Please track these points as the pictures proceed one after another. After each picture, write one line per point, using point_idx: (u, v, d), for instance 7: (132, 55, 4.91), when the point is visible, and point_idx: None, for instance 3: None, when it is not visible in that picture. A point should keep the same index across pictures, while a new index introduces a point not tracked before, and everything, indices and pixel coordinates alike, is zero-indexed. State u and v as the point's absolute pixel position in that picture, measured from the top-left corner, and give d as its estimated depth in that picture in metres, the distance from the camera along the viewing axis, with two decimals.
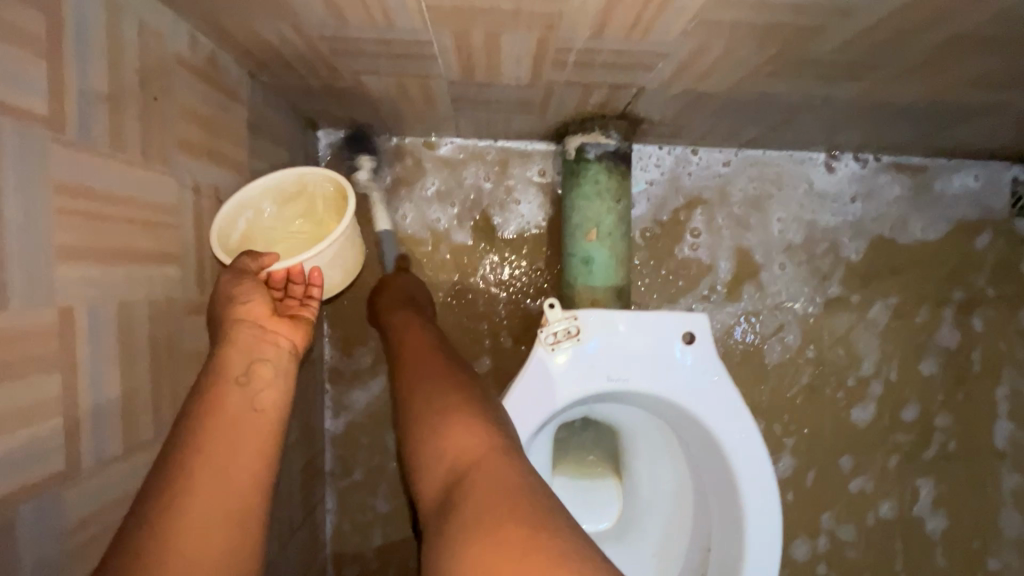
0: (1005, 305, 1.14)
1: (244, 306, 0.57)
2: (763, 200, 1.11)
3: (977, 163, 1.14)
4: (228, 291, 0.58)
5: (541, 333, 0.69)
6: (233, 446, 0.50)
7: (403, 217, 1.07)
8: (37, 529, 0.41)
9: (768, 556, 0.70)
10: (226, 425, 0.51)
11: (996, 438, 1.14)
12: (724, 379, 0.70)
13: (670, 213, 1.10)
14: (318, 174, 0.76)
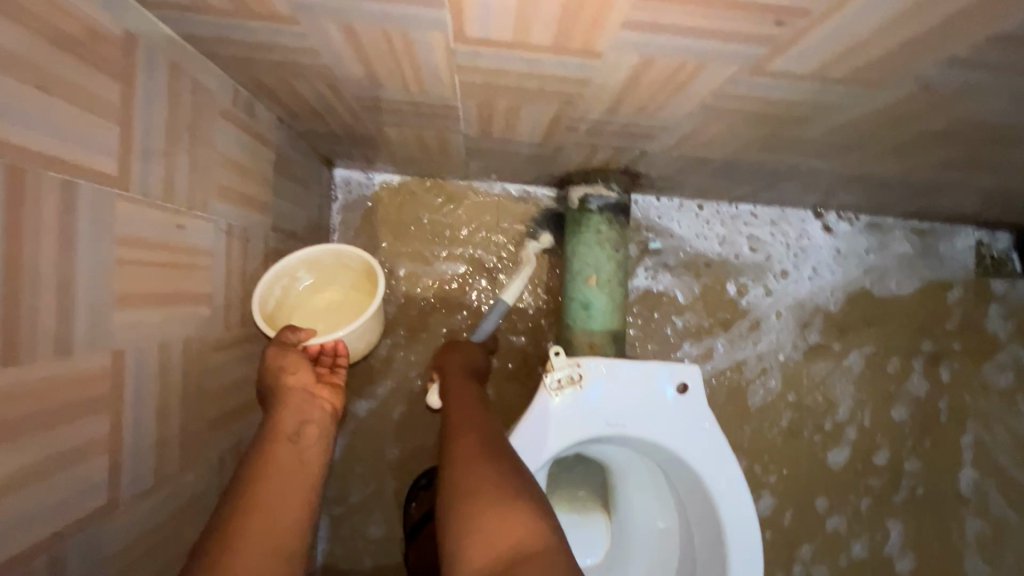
0: (970, 359, 1.22)
1: (293, 376, 0.67)
2: (808, 248, 1.19)
3: (975, 228, 1.24)
4: (279, 361, 0.67)
5: (546, 378, 0.73)
6: (279, 479, 0.56)
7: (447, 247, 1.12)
8: (81, 561, 0.44)
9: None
10: (276, 465, 0.57)
11: (960, 485, 1.21)
12: (715, 428, 0.75)
13: (717, 256, 1.17)
14: (354, 254, 0.82)
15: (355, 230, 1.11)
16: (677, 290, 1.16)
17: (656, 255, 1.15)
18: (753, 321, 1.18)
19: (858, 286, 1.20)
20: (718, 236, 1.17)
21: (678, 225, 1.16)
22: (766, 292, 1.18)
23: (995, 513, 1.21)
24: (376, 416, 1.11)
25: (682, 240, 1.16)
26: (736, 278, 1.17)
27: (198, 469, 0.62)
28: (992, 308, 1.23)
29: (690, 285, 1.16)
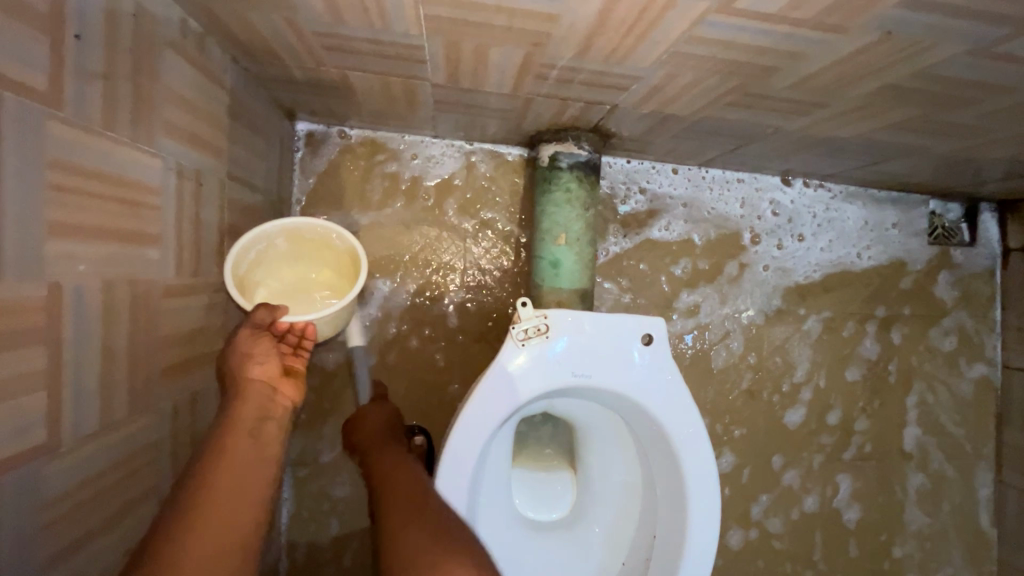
0: (918, 324, 1.27)
1: (259, 366, 0.66)
2: (838, 219, 1.24)
3: (934, 200, 1.29)
4: (245, 349, 0.67)
5: (513, 329, 0.73)
6: (241, 469, 0.57)
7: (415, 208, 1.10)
8: (17, 501, 0.42)
9: (703, 551, 0.76)
10: (236, 461, 0.57)
11: (905, 442, 1.27)
12: (677, 379, 0.76)
13: (738, 218, 1.21)
14: (340, 236, 0.80)
15: (318, 187, 1.08)
16: (693, 233, 1.19)
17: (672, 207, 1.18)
18: (743, 263, 1.21)
19: (817, 253, 1.24)
20: (738, 199, 1.20)
21: (697, 185, 1.19)
22: (779, 246, 1.22)
23: (935, 468, 1.28)
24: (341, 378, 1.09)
25: (701, 196, 1.19)
26: (751, 228, 1.21)
27: (148, 419, 0.60)
28: (942, 275, 1.28)
29: (707, 230, 1.20)
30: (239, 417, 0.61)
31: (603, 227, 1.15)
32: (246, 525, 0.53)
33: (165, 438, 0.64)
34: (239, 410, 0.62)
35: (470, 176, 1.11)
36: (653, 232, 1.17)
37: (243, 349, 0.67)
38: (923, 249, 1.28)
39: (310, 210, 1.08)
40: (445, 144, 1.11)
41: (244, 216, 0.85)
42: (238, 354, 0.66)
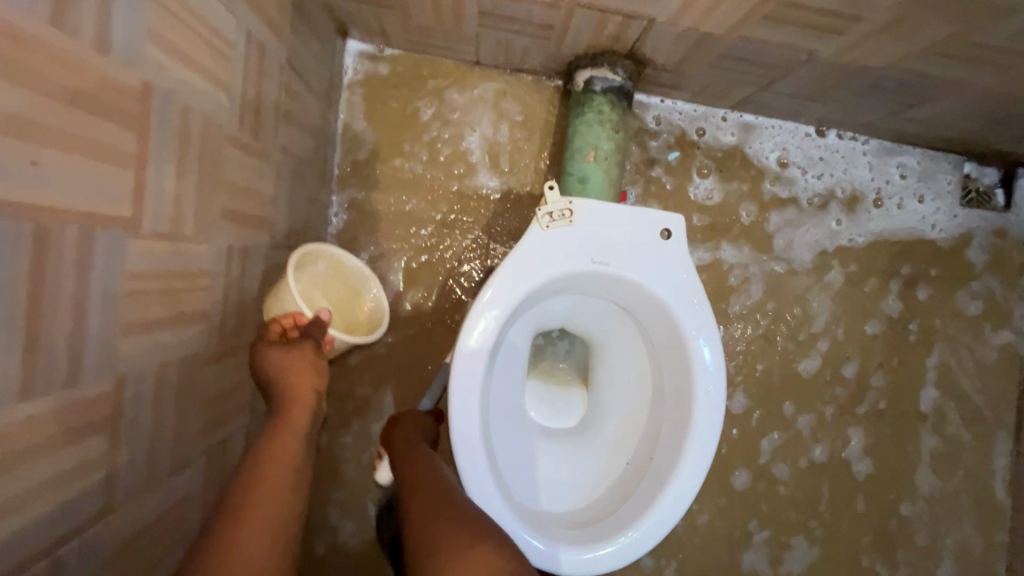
0: (944, 285, 1.27)
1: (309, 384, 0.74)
2: (959, 189, 1.27)
3: (969, 162, 1.28)
4: (300, 363, 0.74)
5: (539, 212, 0.77)
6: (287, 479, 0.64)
7: (453, 129, 1.16)
8: (106, 257, 0.48)
9: (707, 444, 0.80)
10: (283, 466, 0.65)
11: (922, 403, 1.27)
12: (692, 275, 0.79)
13: (867, 180, 1.25)
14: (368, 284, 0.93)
15: (361, 104, 1.14)
16: (814, 181, 1.24)
17: (809, 165, 1.23)
18: (822, 198, 1.24)
19: (847, 207, 1.24)
20: (868, 164, 1.25)
21: (835, 151, 1.24)
22: (899, 205, 1.26)
23: (951, 432, 1.27)
24: (452, 298, 1.16)
25: (839, 161, 1.24)
26: (877, 190, 1.25)
27: (209, 248, 0.66)
28: (974, 239, 1.27)
29: (837, 188, 1.24)
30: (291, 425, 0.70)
31: (689, 166, 1.20)
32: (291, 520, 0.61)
33: (220, 275, 0.70)
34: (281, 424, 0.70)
35: (506, 105, 1.16)
36: (799, 188, 1.24)
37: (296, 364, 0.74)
38: (955, 214, 1.27)
39: (353, 124, 1.14)
40: (483, 71, 1.16)
41: (299, 109, 0.91)
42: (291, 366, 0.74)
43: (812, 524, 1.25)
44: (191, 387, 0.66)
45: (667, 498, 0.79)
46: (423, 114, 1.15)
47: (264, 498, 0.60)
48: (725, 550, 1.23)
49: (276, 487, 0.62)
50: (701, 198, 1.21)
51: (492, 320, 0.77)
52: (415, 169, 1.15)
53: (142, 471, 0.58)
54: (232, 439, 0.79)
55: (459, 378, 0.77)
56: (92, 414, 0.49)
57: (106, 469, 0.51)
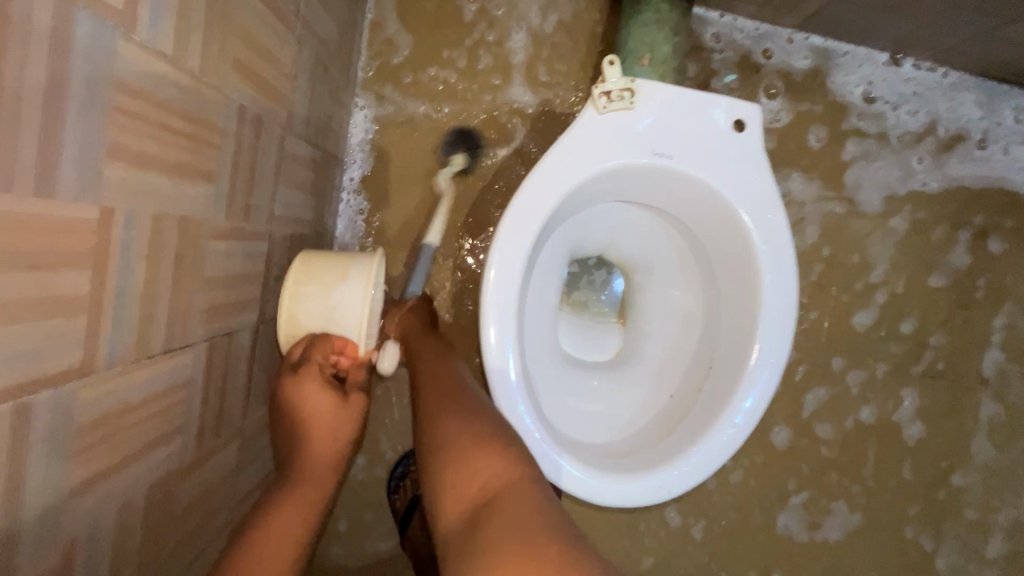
0: (1019, 239, 1.15)
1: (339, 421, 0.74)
2: None
3: None
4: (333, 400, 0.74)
5: (595, 91, 0.66)
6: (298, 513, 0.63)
7: (490, 36, 1.06)
8: (89, 50, 0.39)
9: (772, 372, 0.70)
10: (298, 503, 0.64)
11: (984, 367, 1.16)
12: (766, 175, 0.69)
13: (975, 120, 1.13)
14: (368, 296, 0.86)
15: (391, 3, 1.04)
16: (913, 116, 1.12)
17: (900, 100, 1.12)
18: (923, 128, 1.13)
19: (918, 147, 1.13)
20: (979, 102, 1.13)
21: (945, 87, 1.12)
22: (1005, 151, 1.14)
23: (1013, 400, 1.17)
24: (490, 220, 1.07)
25: (939, 96, 1.12)
26: (985, 131, 1.13)
27: (218, 100, 0.57)
28: None
29: (942, 127, 1.13)
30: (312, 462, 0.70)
31: (756, 86, 1.10)
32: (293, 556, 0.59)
33: (230, 135, 0.61)
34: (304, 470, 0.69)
35: (549, 12, 1.06)
36: (889, 123, 1.12)
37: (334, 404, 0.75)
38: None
39: (382, 25, 1.04)
40: None
41: None
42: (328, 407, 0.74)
43: (854, 489, 1.16)
44: (193, 257, 0.58)
45: (723, 430, 0.70)
46: (458, 18, 1.05)
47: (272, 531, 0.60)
48: (759, 511, 1.15)
49: (287, 523, 0.61)
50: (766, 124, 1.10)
51: (536, 213, 0.67)
52: (446, 77, 1.05)
53: (132, 335, 0.50)
54: (237, 335, 0.71)
55: (493, 299, 0.67)
56: (70, 240, 0.40)
57: (88, 315, 0.43)
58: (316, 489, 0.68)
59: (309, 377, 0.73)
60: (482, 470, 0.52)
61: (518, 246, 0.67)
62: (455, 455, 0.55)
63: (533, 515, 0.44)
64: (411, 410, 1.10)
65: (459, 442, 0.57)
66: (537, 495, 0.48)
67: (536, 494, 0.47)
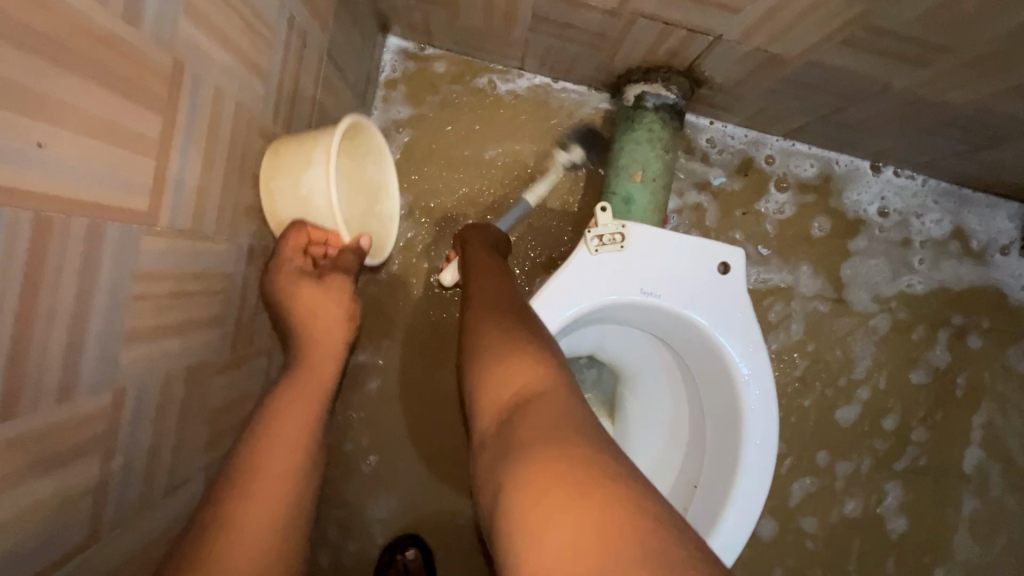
0: (996, 339, 1.19)
1: (314, 306, 0.70)
2: None
3: None
4: (295, 293, 0.69)
5: (588, 233, 0.70)
6: (297, 414, 0.66)
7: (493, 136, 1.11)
8: (116, 255, 0.42)
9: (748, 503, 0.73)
10: (293, 406, 0.66)
11: (964, 463, 1.19)
12: (749, 313, 0.72)
13: (997, 230, 1.19)
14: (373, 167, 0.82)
15: (396, 105, 1.09)
16: (934, 226, 1.18)
17: (923, 210, 1.17)
18: (955, 229, 1.18)
19: (904, 251, 1.18)
20: (1008, 214, 1.19)
21: (968, 201, 1.19)
22: None
23: (993, 496, 1.19)
24: None
25: (927, 203, 1.18)
26: (1010, 240, 1.19)
27: (230, 248, 0.60)
28: None
29: (972, 239, 1.19)
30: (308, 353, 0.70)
31: (751, 187, 1.15)
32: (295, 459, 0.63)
33: (240, 275, 0.64)
34: (301, 387, 0.68)
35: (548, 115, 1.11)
36: (914, 230, 1.18)
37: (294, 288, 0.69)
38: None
39: (387, 125, 1.09)
40: (525, 79, 1.11)
41: (336, 104, 0.86)
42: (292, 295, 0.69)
43: None
44: (198, 397, 0.60)
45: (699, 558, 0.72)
46: (460, 118, 1.10)
47: (269, 457, 0.61)
48: None
49: (288, 428, 0.64)
50: (773, 220, 1.16)
51: None
52: (447, 175, 1.10)
53: (135, 492, 0.51)
54: None
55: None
56: (88, 429, 0.43)
57: (95, 494, 0.45)
58: (317, 384, 0.69)
59: (289, 279, 0.68)
60: (522, 373, 0.53)
61: None
62: (498, 361, 0.56)
63: (558, 425, 0.46)
64: (401, 497, 1.10)
65: (502, 348, 0.58)
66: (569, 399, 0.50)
67: (571, 405, 0.49)
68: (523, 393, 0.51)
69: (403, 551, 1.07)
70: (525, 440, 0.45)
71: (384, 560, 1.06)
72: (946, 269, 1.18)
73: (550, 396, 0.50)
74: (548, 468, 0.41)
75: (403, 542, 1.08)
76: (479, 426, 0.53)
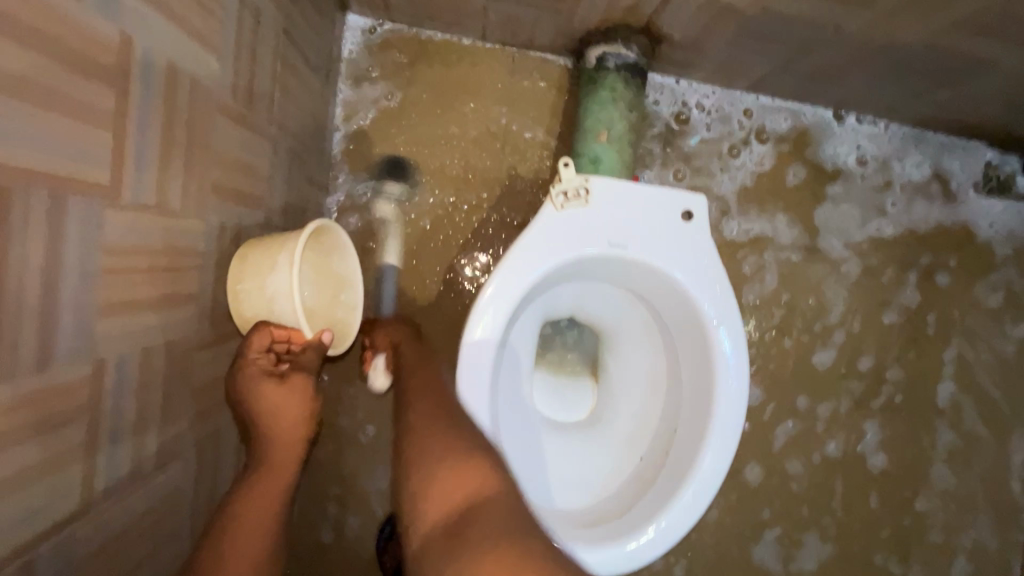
0: (964, 276, 1.23)
1: (278, 396, 0.71)
2: None
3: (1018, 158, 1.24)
4: (255, 389, 0.70)
5: (553, 191, 0.72)
6: (265, 498, 0.68)
7: (461, 108, 1.12)
8: (80, 226, 0.43)
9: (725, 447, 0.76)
10: (259, 488, 0.69)
11: (938, 397, 1.23)
12: (714, 259, 0.74)
13: (971, 172, 1.23)
14: (338, 262, 0.84)
15: (361, 82, 1.09)
16: (914, 169, 1.21)
17: (904, 152, 1.21)
18: (935, 172, 1.22)
19: (880, 195, 1.21)
20: (982, 157, 1.23)
21: (945, 145, 1.22)
22: (1001, 201, 1.23)
23: (967, 427, 1.24)
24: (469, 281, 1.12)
25: (896, 147, 1.21)
26: (986, 181, 1.23)
27: (199, 225, 0.61)
28: (996, 230, 1.23)
29: (950, 181, 1.22)
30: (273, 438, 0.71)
31: (718, 143, 1.17)
32: (264, 545, 0.66)
33: (212, 252, 0.65)
34: (268, 473, 0.70)
35: (513, 84, 1.12)
36: (895, 173, 1.21)
37: (250, 384, 0.70)
38: (1002, 213, 1.24)
39: (354, 103, 1.09)
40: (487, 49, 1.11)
41: (298, 83, 0.86)
42: (245, 392, 0.70)
43: (825, 520, 1.21)
44: (181, 373, 0.61)
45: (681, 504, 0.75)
46: (426, 92, 1.11)
47: (241, 542, 0.64)
48: (736, 548, 1.20)
49: (257, 518, 0.67)
50: (754, 172, 1.18)
51: (505, 308, 0.71)
52: (418, 149, 1.11)
53: (125, 463, 0.53)
54: (225, 428, 0.74)
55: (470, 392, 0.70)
56: (68, 399, 0.44)
57: (83, 461, 0.47)
58: (285, 465, 0.71)
59: (251, 378, 0.70)
60: (467, 479, 0.56)
61: (488, 335, 0.70)
62: (433, 476, 0.57)
63: (506, 534, 0.48)
64: None
65: (433, 463, 0.59)
66: (514, 505, 0.53)
67: (514, 512, 0.52)
68: (469, 500, 0.53)
69: None
70: (476, 553, 0.47)
71: (385, 533, 1.10)
72: (920, 211, 1.22)
73: (491, 506, 0.52)
74: (516, 565, 0.45)
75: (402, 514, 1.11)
76: (417, 538, 0.54)
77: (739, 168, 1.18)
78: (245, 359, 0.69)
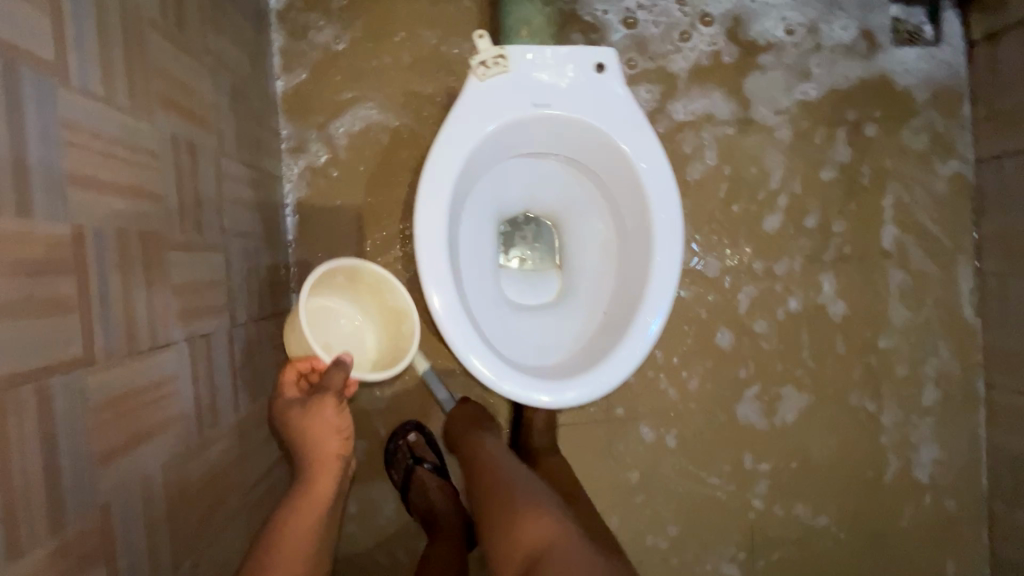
0: (889, 125, 1.31)
1: (316, 423, 0.89)
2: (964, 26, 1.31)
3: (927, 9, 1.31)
4: (298, 418, 0.90)
5: (473, 63, 0.78)
6: (304, 512, 0.84)
7: (392, 39, 1.17)
8: (34, 93, 0.48)
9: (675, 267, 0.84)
10: (301, 504, 0.84)
11: (884, 241, 1.32)
12: (631, 105, 0.81)
13: (886, 25, 1.30)
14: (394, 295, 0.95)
15: (293, 29, 1.15)
16: (845, 28, 1.29)
17: (831, 16, 1.28)
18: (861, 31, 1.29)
19: (801, 61, 1.28)
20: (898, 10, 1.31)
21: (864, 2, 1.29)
22: (911, 51, 1.31)
23: (915, 265, 1.33)
24: None
25: (819, 12, 1.28)
26: (907, 31, 1.30)
27: (151, 130, 0.67)
28: (913, 76, 1.31)
29: (875, 36, 1.30)
30: (316, 468, 0.88)
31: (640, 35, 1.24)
32: (302, 550, 0.80)
33: (169, 160, 0.70)
34: (309, 489, 0.87)
35: (437, 9, 1.18)
36: (824, 35, 1.29)
37: (294, 409, 0.91)
38: (917, 60, 1.31)
39: (290, 50, 1.15)
40: None
41: (228, 22, 0.92)
42: (290, 416, 0.91)
43: (798, 371, 1.30)
44: (159, 266, 0.67)
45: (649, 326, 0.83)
46: (357, 29, 1.17)
47: (285, 546, 0.78)
48: (720, 410, 1.28)
49: (301, 528, 0.81)
50: (707, 51, 1.26)
51: (447, 176, 0.78)
52: (359, 84, 1.17)
53: (120, 333, 0.59)
54: (214, 336, 0.80)
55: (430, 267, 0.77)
56: (53, 251, 0.50)
57: (79, 312, 0.53)
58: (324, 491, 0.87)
59: (293, 405, 0.91)
60: (535, 537, 0.82)
61: (436, 203, 0.77)
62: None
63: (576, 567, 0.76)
64: None
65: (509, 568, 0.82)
66: (570, 545, 0.80)
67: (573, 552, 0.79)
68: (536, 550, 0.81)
69: (406, 434, 1.20)
70: None
71: (392, 447, 1.20)
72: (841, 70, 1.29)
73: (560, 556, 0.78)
74: None
75: (404, 428, 1.21)
76: None
77: (692, 49, 1.26)
78: (289, 388, 0.93)
